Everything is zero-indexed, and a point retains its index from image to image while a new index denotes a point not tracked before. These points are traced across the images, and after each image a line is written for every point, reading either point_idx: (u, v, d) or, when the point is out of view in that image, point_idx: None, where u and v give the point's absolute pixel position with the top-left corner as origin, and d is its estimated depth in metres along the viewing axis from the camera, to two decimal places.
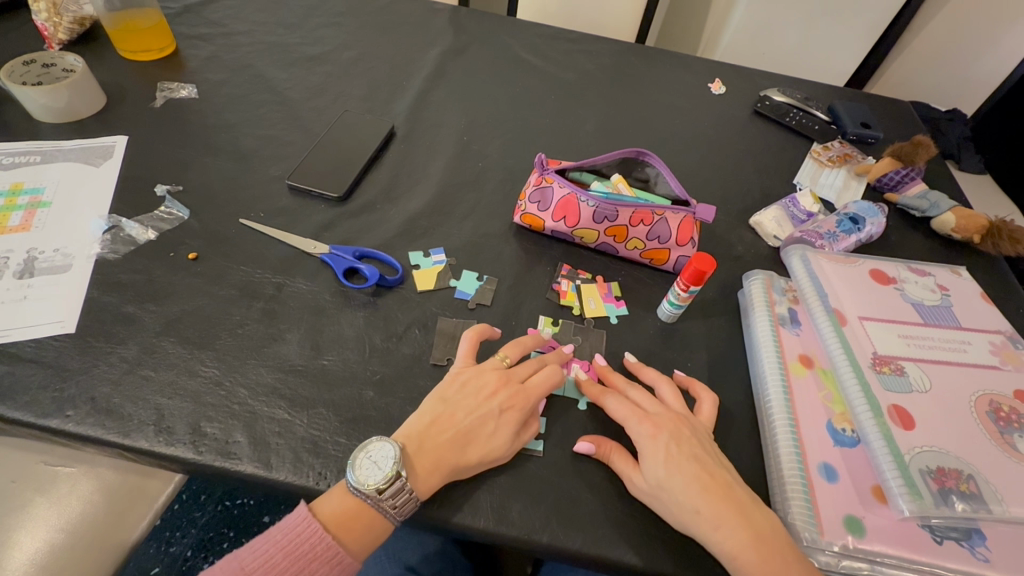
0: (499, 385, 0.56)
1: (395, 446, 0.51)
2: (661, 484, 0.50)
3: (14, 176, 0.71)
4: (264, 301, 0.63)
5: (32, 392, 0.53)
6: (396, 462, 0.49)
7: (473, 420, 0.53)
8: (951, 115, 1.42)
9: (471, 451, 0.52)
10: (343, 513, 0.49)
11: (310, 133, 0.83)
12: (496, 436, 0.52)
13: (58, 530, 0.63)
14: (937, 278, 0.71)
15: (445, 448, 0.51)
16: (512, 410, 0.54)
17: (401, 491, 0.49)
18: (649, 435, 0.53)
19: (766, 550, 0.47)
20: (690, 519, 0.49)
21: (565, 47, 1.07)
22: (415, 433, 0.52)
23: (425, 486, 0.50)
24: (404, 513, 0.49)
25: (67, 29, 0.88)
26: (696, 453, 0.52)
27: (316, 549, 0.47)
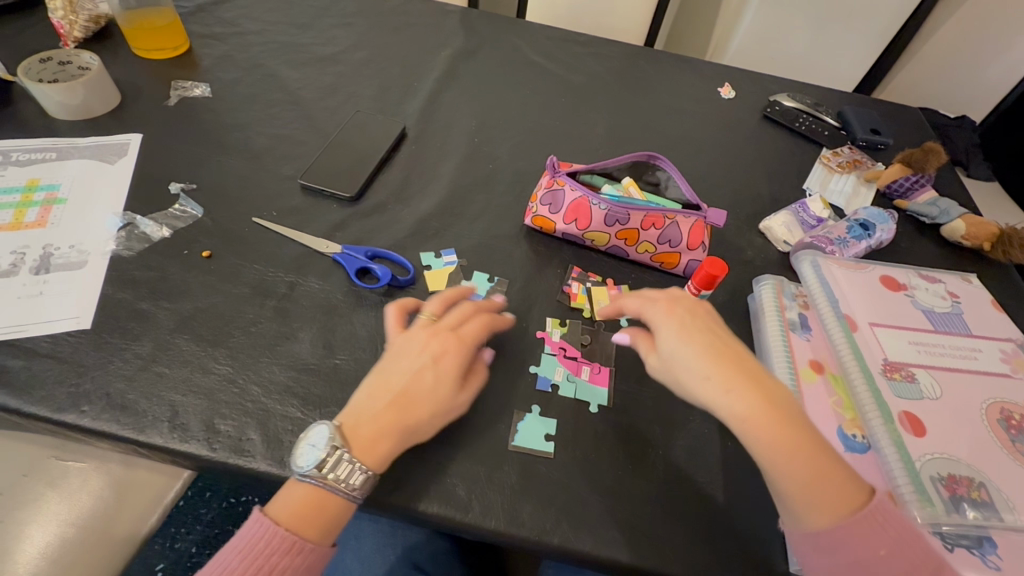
0: (428, 339, 0.55)
1: (329, 426, 0.51)
2: (675, 356, 0.51)
3: (30, 172, 0.72)
4: (277, 299, 0.63)
5: (48, 387, 0.54)
6: (331, 440, 0.50)
7: (407, 380, 0.53)
8: (960, 122, 1.42)
9: (418, 409, 0.52)
10: (293, 506, 0.49)
11: (323, 133, 0.84)
12: (439, 389, 0.52)
13: (68, 524, 0.63)
14: (947, 285, 0.71)
15: (386, 413, 0.51)
16: (447, 359, 0.54)
17: (343, 464, 0.49)
18: (664, 311, 0.54)
19: (777, 413, 0.48)
20: (703, 383, 0.49)
21: (575, 50, 1.07)
22: (355, 409, 0.52)
23: (375, 453, 0.50)
24: (359, 484, 0.49)
25: (83, 27, 0.89)
26: (709, 326, 0.53)
27: (270, 547, 0.47)
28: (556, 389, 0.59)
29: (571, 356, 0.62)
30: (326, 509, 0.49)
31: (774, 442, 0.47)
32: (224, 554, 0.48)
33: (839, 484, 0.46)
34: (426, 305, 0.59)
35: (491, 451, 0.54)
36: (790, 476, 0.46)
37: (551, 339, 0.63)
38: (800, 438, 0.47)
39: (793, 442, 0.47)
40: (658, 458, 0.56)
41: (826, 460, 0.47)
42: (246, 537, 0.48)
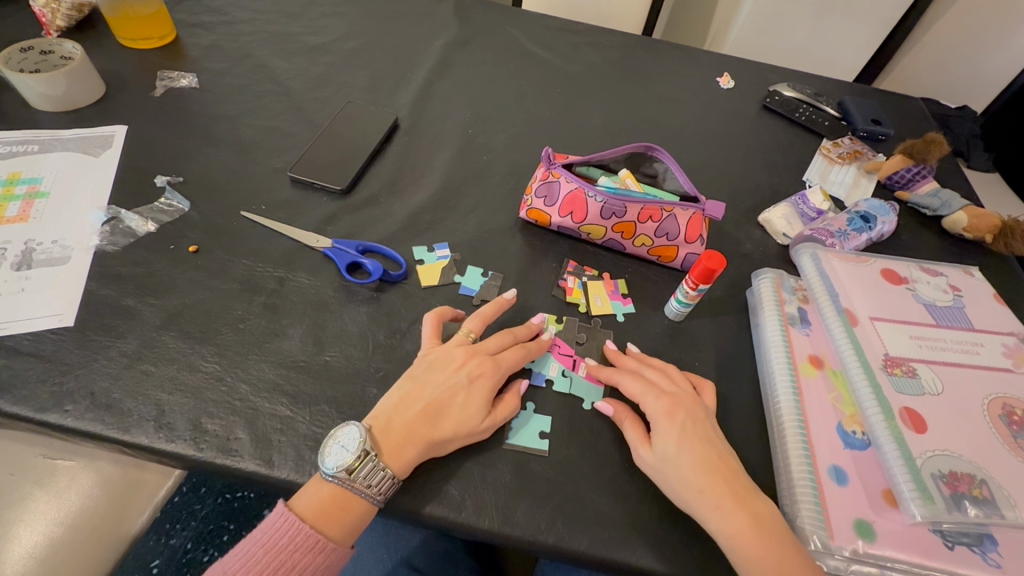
0: (468, 357, 0.56)
1: (363, 428, 0.50)
2: (668, 459, 0.51)
3: (12, 165, 0.70)
4: (266, 295, 0.62)
5: (30, 386, 0.53)
6: (364, 443, 0.49)
7: (443, 392, 0.53)
8: (960, 112, 1.41)
9: (444, 423, 0.51)
10: (318, 503, 0.48)
11: (313, 124, 0.82)
12: (467, 403, 0.52)
13: (57, 523, 0.62)
14: (949, 278, 0.70)
15: (416, 424, 0.51)
16: (482, 378, 0.54)
17: (374, 470, 0.48)
18: (665, 412, 0.53)
19: (763, 533, 0.47)
20: (693, 496, 0.49)
21: (571, 39, 1.05)
22: (384, 415, 0.52)
23: (399, 463, 0.49)
24: (385, 490, 0.49)
25: (66, 15, 0.87)
26: (708, 435, 0.53)
27: (294, 543, 0.47)
28: (550, 383, 0.58)
29: (565, 353, 0.61)
30: (351, 511, 0.48)
31: (758, 559, 0.46)
32: (246, 544, 0.48)
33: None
34: (470, 322, 0.59)
35: (484, 449, 0.53)
36: None
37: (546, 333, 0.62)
38: (782, 557, 0.46)
39: (776, 558, 0.45)
40: None
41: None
42: (268, 530, 0.48)
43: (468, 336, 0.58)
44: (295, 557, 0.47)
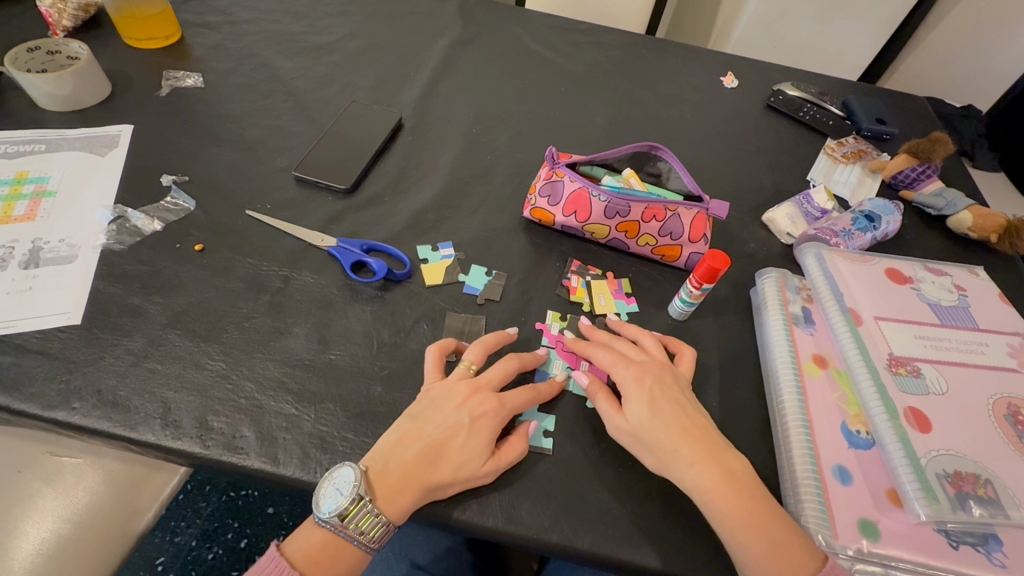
0: (469, 394, 0.53)
1: (357, 471, 0.49)
2: (641, 424, 0.51)
3: (20, 165, 0.71)
4: (271, 294, 0.62)
5: (38, 383, 0.53)
6: (357, 488, 0.48)
7: (442, 433, 0.51)
8: (965, 112, 1.40)
9: (443, 467, 0.50)
10: (311, 546, 0.48)
11: (317, 124, 0.82)
12: (467, 447, 0.50)
13: (65, 521, 0.63)
14: (954, 278, 0.70)
15: (413, 468, 0.49)
16: (484, 420, 0.52)
17: (369, 517, 0.48)
18: (634, 379, 0.54)
19: (736, 487, 0.48)
20: (668, 459, 0.50)
21: (575, 39, 1.05)
22: (381, 455, 0.50)
23: (394, 511, 0.49)
24: (379, 537, 0.49)
25: (72, 15, 0.87)
26: (677, 398, 0.53)
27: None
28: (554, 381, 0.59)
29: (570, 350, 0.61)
30: (344, 559, 0.49)
31: (734, 515, 0.47)
32: None
33: (797, 555, 0.45)
34: (474, 354, 0.57)
35: None
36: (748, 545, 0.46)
37: (551, 332, 0.63)
38: (755, 508, 0.47)
39: (748, 511, 0.47)
40: None
41: (787, 534, 0.46)
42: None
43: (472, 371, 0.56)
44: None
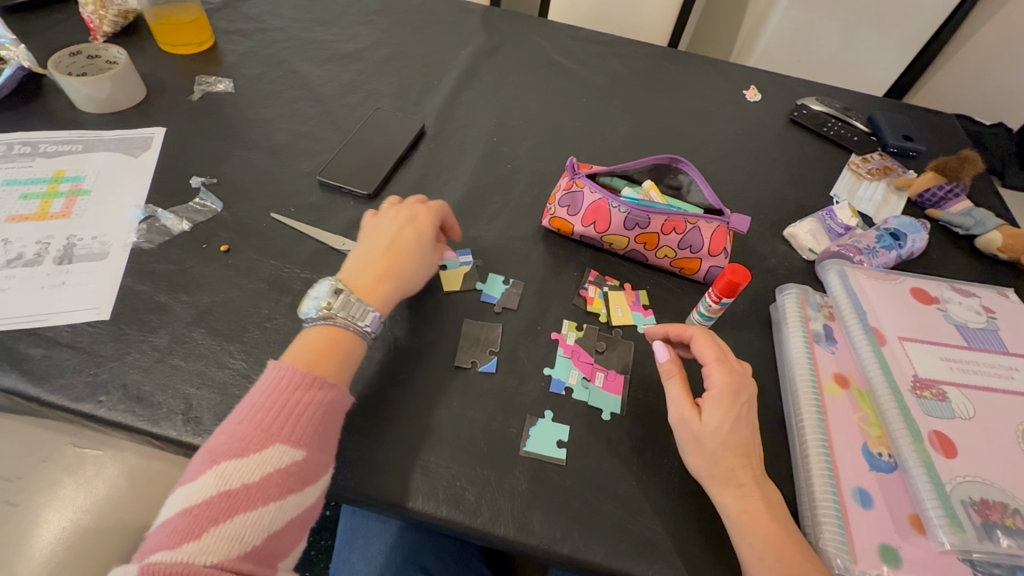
0: (397, 210, 0.65)
1: (333, 280, 0.58)
2: (715, 436, 0.51)
3: (58, 164, 0.73)
4: (292, 296, 0.63)
5: (67, 376, 0.55)
6: (335, 289, 0.56)
7: (391, 239, 0.62)
8: (996, 129, 1.37)
9: (403, 260, 0.61)
10: (307, 350, 0.53)
11: (342, 130, 0.84)
12: (416, 243, 0.62)
13: (84, 511, 0.64)
14: (982, 299, 0.68)
15: (382, 265, 0.60)
16: (420, 218, 0.64)
17: (353, 303, 0.56)
18: (727, 391, 0.53)
19: (774, 520, 0.48)
20: (718, 473, 0.50)
21: (598, 50, 1.06)
22: (351, 272, 0.59)
23: (378, 300, 0.58)
24: (370, 320, 0.56)
25: (112, 22, 0.91)
26: (749, 422, 0.53)
27: (293, 384, 0.50)
28: (570, 391, 0.59)
29: (584, 362, 0.61)
30: (340, 347, 0.54)
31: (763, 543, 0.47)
32: (236, 416, 0.49)
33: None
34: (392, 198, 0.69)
35: (502, 455, 0.54)
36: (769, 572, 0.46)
37: (566, 342, 0.63)
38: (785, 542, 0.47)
39: (781, 544, 0.47)
40: (673, 469, 0.54)
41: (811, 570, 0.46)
42: (265, 386, 0.50)
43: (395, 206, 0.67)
44: (295, 398, 0.49)
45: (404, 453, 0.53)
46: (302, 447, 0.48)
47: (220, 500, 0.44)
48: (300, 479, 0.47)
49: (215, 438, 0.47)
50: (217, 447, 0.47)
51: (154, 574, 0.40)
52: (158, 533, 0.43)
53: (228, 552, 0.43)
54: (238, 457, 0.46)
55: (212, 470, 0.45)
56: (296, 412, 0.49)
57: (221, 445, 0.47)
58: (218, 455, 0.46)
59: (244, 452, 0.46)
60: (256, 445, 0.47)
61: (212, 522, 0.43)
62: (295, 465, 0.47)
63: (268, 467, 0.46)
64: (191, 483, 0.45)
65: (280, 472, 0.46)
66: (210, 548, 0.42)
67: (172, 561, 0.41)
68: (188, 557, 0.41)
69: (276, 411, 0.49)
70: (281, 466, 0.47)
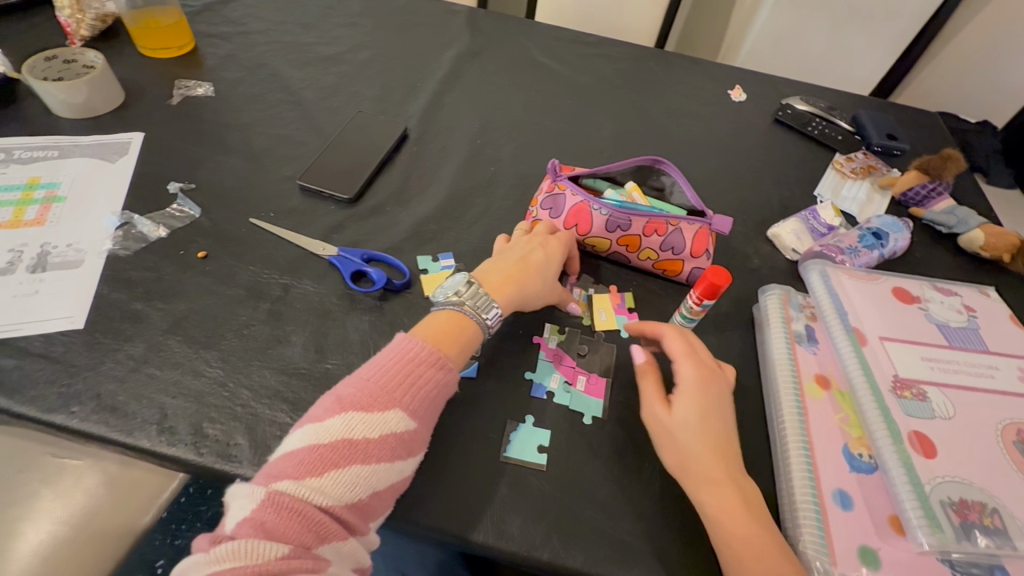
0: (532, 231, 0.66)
1: (466, 275, 0.60)
2: (686, 426, 0.51)
3: (33, 170, 0.72)
4: (271, 302, 0.62)
5: (39, 387, 0.54)
6: (469, 282, 0.59)
7: (525, 250, 0.63)
8: (979, 127, 1.38)
9: (536, 269, 0.62)
10: (433, 331, 0.55)
11: (324, 133, 0.83)
12: (550, 259, 0.63)
13: (61, 522, 0.63)
14: (963, 298, 0.68)
15: (514, 269, 0.61)
16: (554, 240, 0.65)
17: (482, 297, 0.57)
18: (698, 382, 0.54)
19: (750, 511, 0.48)
20: (691, 465, 0.50)
21: (583, 51, 1.06)
22: (483, 272, 0.61)
23: (503, 298, 0.59)
24: (494, 316, 0.57)
25: (90, 25, 0.90)
26: (723, 414, 0.53)
27: (420, 357, 0.51)
28: (551, 396, 0.58)
29: (567, 365, 0.61)
30: (465, 334, 0.55)
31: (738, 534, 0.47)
32: (359, 376, 0.50)
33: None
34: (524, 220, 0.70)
35: (482, 461, 0.53)
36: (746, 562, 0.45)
37: (548, 345, 0.62)
38: (760, 533, 0.47)
39: (756, 534, 0.47)
40: (654, 473, 0.54)
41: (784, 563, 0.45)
42: (387, 359, 0.51)
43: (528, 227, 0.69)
44: (421, 369, 0.51)
45: None
46: (415, 417, 0.49)
47: (344, 446, 0.45)
48: (408, 447, 0.48)
49: (343, 388, 0.49)
50: (346, 396, 0.48)
51: (276, 504, 0.42)
52: (284, 461, 0.45)
53: (340, 498, 0.44)
54: (364, 410, 0.47)
55: (340, 415, 0.47)
56: (419, 382, 0.50)
57: (351, 395, 0.48)
58: (349, 403, 0.48)
59: (371, 408, 0.48)
60: (381, 404, 0.48)
61: (333, 465, 0.45)
62: (407, 434, 0.48)
63: (387, 428, 0.47)
64: (319, 423, 0.46)
65: (395, 436, 0.47)
66: (327, 488, 0.44)
67: (295, 493, 0.43)
68: (308, 493, 0.43)
69: (401, 377, 0.50)
70: (396, 431, 0.47)
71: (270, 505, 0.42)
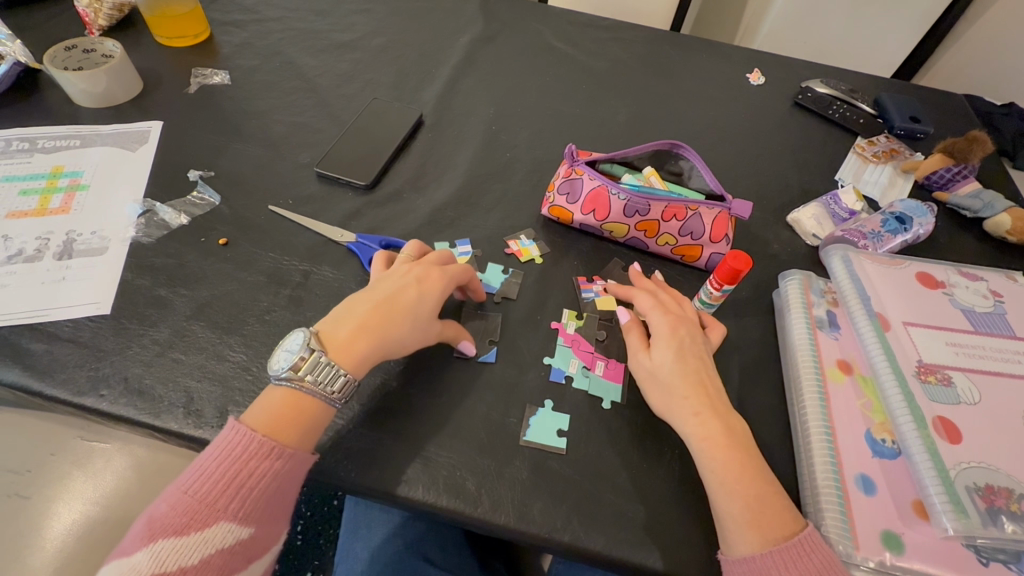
0: (411, 267, 0.59)
1: (308, 333, 0.52)
2: (664, 367, 0.54)
3: (55, 159, 0.73)
4: (291, 288, 0.63)
5: (69, 370, 0.55)
6: (310, 345, 0.51)
7: (391, 295, 0.55)
8: (1007, 109, 1.34)
9: (396, 322, 0.54)
10: (268, 412, 0.49)
11: (340, 121, 0.83)
12: (422, 303, 0.55)
13: (94, 503, 0.65)
14: (990, 283, 0.67)
15: (365, 326, 0.53)
16: (429, 277, 0.57)
17: (323, 366, 0.50)
18: (668, 327, 0.56)
19: (733, 445, 0.50)
20: (676, 404, 0.52)
21: (598, 36, 1.04)
22: (331, 327, 0.54)
23: (352, 363, 0.51)
24: (340, 386, 0.50)
25: (107, 15, 0.90)
26: (698, 356, 0.55)
27: (248, 452, 0.46)
28: (570, 380, 0.58)
29: (584, 351, 0.61)
30: (303, 411, 0.49)
31: (724, 468, 0.49)
32: (175, 487, 0.46)
33: (780, 516, 0.47)
34: (410, 247, 0.62)
35: (500, 446, 0.54)
36: (737, 501, 0.47)
37: (566, 331, 0.62)
38: (743, 467, 0.49)
39: (741, 469, 0.49)
40: (674, 457, 0.54)
41: (769, 489, 0.48)
42: (219, 446, 0.47)
43: (414, 256, 0.61)
44: (250, 466, 0.46)
45: (403, 445, 0.53)
46: (247, 523, 0.46)
47: None
48: (245, 554, 0.45)
49: (156, 507, 0.45)
50: (158, 518, 0.44)
51: None
52: None
53: None
54: (178, 534, 0.43)
55: (147, 548, 0.42)
56: (246, 482, 0.46)
57: (162, 516, 0.44)
58: (159, 528, 0.43)
59: (186, 528, 0.44)
60: (200, 521, 0.44)
61: None
62: (239, 543, 0.45)
63: (211, 546, 0.44)
64: (127, 557, 0.42)
65: (224, 550, 0.44)
66: None
67: None
68: None
69: (224, 482, 0.46)
70: (222, 546, 0.44)
71: None
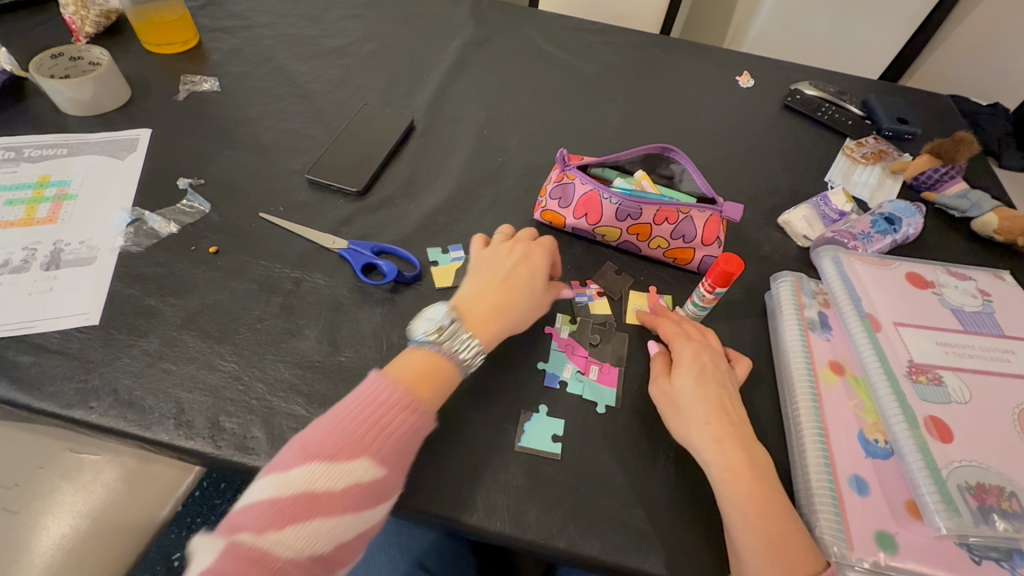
0: (513, 245, 0.63)
1: (447, 305, 0.57)
2: (685, 393, 0.54)
3: (42, 169, 0.72)
4: (283, 296, 0.63)
5: (57, 383, 0.54)
6: (449, 315, 0.55)
7: (500, 271, 0.60)
8: (992, 109, 1.36)
9: (511, 294, 0.58)
10: (410, 370, 0.52)
11: (331, 126, 0.83)
12: (533, 279, 0.60)
13: (83, 517, 0.64)
14: (978, 282, 0.68)
15: (485, 296, 0.58)
16: (533, 254, 0.62)
17: (461, 333, 0.55)
18: (691, 354, 0.57)
19: (755, 474, 0.49)
20: (695, 427, 0.52)
21: (588, 40, 1.05)
22: (468, 300, 0.58)
23: (487, 332, 0.56)
24: (473, 354, 0.54)
25: (94, 22, 0.89)
26: (720, 384, 0.55)
27: (387, 401, 0.49)
28: (564, 385, 0.58)
29: (578, 354, 0.61)
30: (440, 373, 0.53)
31: (741, 493, 0.48)
32: (331, 423, 0.48)
33: (801, 548, 0.46)
34: (503, 227, 0.67)
35: (496, 451, 0.53)
36: (754, 529, 0.46)
37: (560, 335, 0.62)
38: (764, 497, 0.48)
39: (761, 499, 0.48)
40: (669, 461, 0.54)
41: (786, 516, 0.47)
42: (351, 397, 0.50)
43: (509, 237, 0.66)
44: (391, 413, 0.49)
45: None
46: (384, 465, 0.47)
47: (304, 500, 0.44)
48: (375, 496, 0.46)
49: (309, 433, 0.47)
50: (311, 444, 0.46)
51: (235, 558, 0.41)
52: (243, 514, 0.43)
53: (301, 552, 0.43)
54: (323, 461, 0.45)
55: (300, 466, 0.45)
56: (391, 427, 0.48)
57: (316, 442, 0.46)
58: (314, 451, 0.46)
59: (335, 457, 0.46)
60: (347, 453, 0.46)
61: (292, 519, 0.43)
62: (374, 482, 0.46)
63: (352, 478, 0.46)
64: (281, 472, 0.45)
65: (360, 486, 0.46)
66: (286, 544, 0.42)
67: (252, 548, 0.41)
68: (265, 550, 0.42)
69: (368, 421, 0.48)
70: (361, 481, 0.46)
71: (227, 559, 0.41)
